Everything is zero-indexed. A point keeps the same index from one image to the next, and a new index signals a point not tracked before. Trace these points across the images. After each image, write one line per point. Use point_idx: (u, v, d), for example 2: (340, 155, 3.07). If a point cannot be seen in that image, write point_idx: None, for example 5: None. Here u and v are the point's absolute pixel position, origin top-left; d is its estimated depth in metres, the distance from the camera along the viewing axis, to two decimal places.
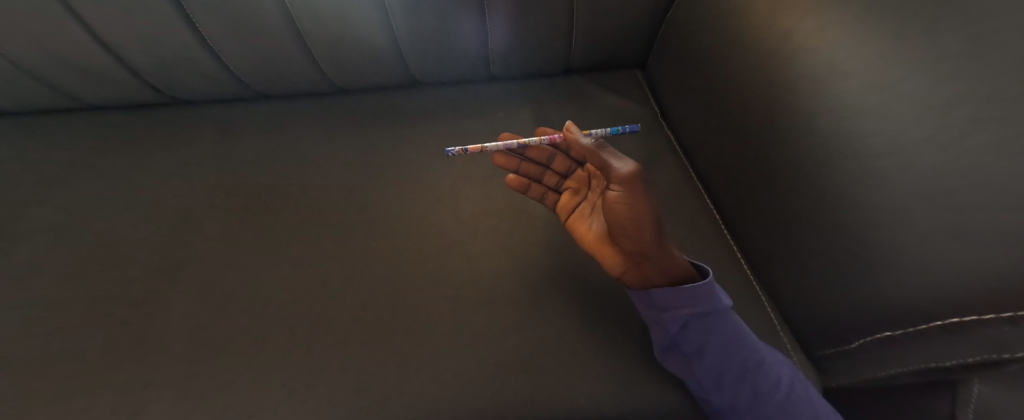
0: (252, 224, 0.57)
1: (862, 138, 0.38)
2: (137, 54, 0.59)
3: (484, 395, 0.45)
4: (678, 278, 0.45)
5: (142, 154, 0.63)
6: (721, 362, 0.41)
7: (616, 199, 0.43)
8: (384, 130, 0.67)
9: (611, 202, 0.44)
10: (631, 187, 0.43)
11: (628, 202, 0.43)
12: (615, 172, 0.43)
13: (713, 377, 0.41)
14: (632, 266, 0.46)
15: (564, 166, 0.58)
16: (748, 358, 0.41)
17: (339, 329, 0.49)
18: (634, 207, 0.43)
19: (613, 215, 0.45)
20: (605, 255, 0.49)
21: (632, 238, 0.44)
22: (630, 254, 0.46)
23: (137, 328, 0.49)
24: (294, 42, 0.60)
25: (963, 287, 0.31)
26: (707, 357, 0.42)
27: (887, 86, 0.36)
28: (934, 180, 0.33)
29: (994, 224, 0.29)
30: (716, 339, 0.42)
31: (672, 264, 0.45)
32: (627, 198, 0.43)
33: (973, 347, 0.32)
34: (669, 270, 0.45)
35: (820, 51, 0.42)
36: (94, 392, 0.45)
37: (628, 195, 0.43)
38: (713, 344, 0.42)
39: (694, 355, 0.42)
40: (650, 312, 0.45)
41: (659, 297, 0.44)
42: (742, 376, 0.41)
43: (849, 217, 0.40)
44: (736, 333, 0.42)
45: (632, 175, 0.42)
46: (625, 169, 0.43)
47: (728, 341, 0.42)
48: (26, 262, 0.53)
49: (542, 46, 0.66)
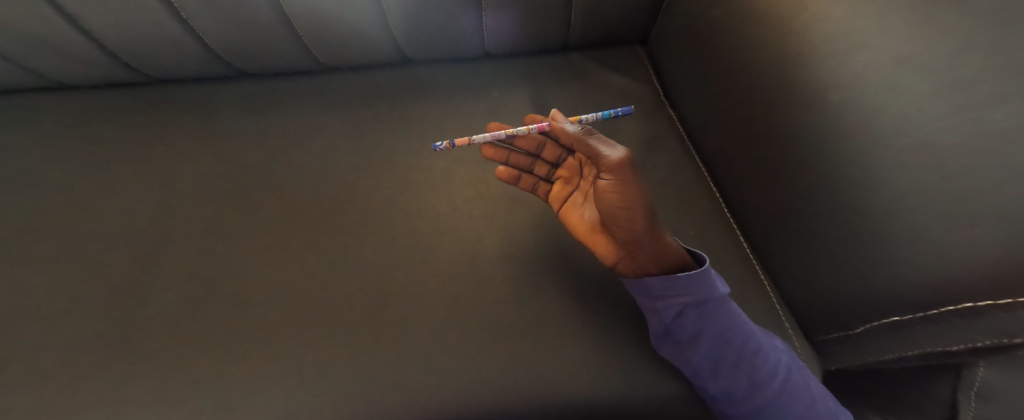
0: (232, 212, 0.55)
1: (877, 115, 0.36)
2: (101, 30, 0.55)
3: (476, 386, 0.44)
4: (673, 266, 0.44)
5: (111, 138, 0.60)
6: (717, 349, 0.40)
7: (605, 188, 0.42)
8: (373, 112, 0.64)
9: (601, 191, 0.43)
10: (621, 175, 0.40)
11: (619, 191, 0.41)
12: (603, 159, 0.41)
13: (708, 364, 0.41)
14: (625, 255, 0.45)
15: (554, 154, 0.56)
16: (744, 345, 0.40)
17: (329, 320, 0.47)
18: (626, 196, 0.41)
19: (604, 203, 0.43)
20: (598, 244, 0.48)
21: (624, 227, 0.43)
22: (623, 243, 0.44)
23: (109, 323, 0.47)
24: (278, 19, 0.57)
25: (980, 273, 0.30)
26: (703, 345, 0.40)
27: (911, 60, 0.34)
28: (951, 159, 0.31)
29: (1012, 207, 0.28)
30: (712, 327, 0.41)
31: (666, 253, 0.43)
32: (617, 187, 0.41)
33: (983, 330, 0.31)
34: (663, 259, 0.43)
35: (841, 20, 0.39)
36: (61, 389, 0.43)
37: (617, 183, 0.41)
38: (708, 332, 0.41)
39: (689, 342, 0.41)
40: (644, 300, 0.44)
41: (653, 286, 0.42)
42: (737, 364, 0.40)
43: (858, 200, 0.38)
44: (733, 321, 0.41)
45: (621, 163, 0.40)
46: (615, 156, 0.41)
47: (724, 329, 0.40)
48: None
49: (537, 20, 0.63)
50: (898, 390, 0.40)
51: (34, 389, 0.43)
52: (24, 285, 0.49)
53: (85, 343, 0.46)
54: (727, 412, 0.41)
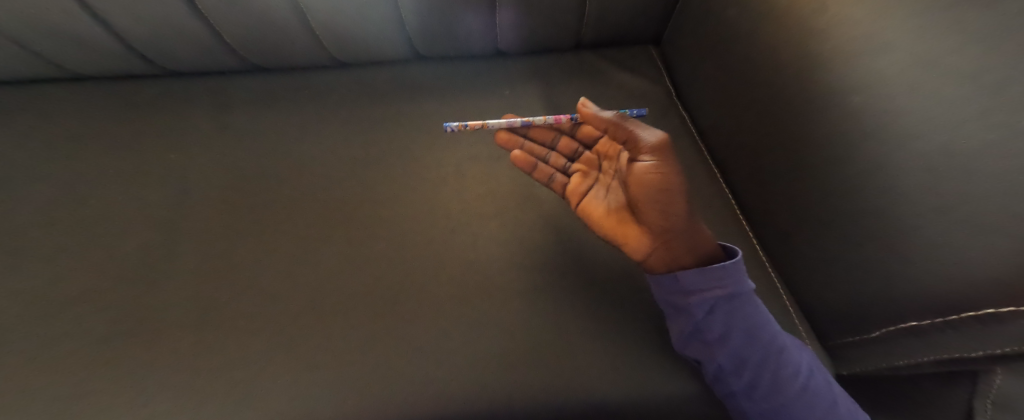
0: (245, 205, 0.55)
1: (899, 116, 0.36)
2: (120, 22, 0.56)
3: (485, 383, 0.44)
4: (705, 257, 0.44)
5: (126, 129, 0.60)
6: (746, 345, 0.40)
7: (646, 170, 0.42)
8: (384, 108, 0.64)
9: (640, 174, 0.43)
10: (663, 155, 0.42)
11: (660, 172, 0.42)
12: (644, 141, 0.43)
13: (735, 361, 0.40)
14: (659, 246, 0.44)
15: (569, 148, 0.57)
16: (772, 342, 0.40)
17: (340, 315, 0.48)
18: (667, 178, 0.42)
19: (642, 188, 0.43)
20: (629, 236, 0.46)
21: (662, 212, 0.43)
22: (659, 232, 0.44)
23: (123, 312, 0.47)
24: (293, 15, 0.57)
25: (998, 279, 0.29)
26: (733, 340, 0.40)
27: (928, 60, 0.34)
28: (972, 163, 0.31)
29: None
30: (742, 323, 0.41)
31: (701, 243, 0.44)
32: (659, 168, 0.42)
33: (1000, 336, 0.30)
34: (697, 249, 0.44)
35: (861, 20, 0.38)
36: (75, 376, 0.44)
37: (659, 164, 0.42)
38: (738, 327, 0.41)
39: (718, 339, 0.41)
40: (673, 296, 0.43)
41: (686, 280, 0.42)
42: (764, 361, 0.39)
43: (877, 203, 0.38)
44: (761, 317, 0.41)
45: (663, 143, 0.42)
46: (655, 138, 0.43)
47: (754, 325, 0.41)
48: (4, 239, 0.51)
49: (550, 19, 0.63)
50: (914, 396, 0.39)
51: (48, 376, 0.43)
52: (40, 273, 0.49)
53: (98, 332, 0.46)
54: (745, 412, 0.40)
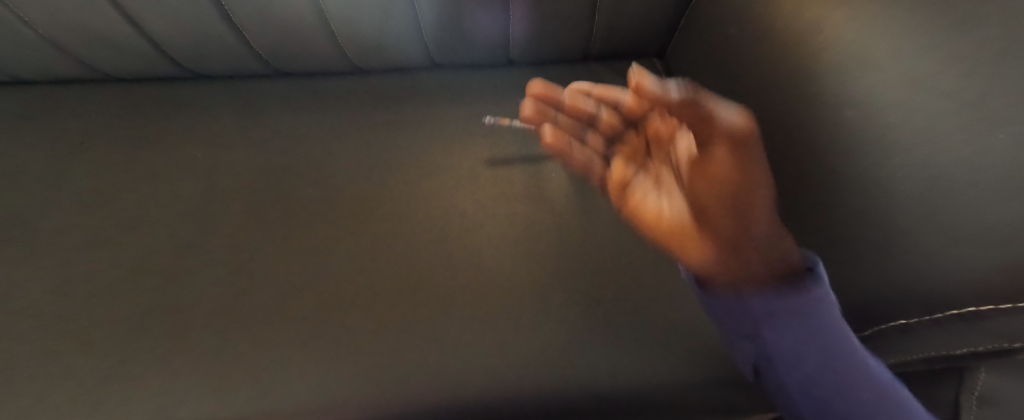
0: (268, 201, 0.57)
1: (890, 130, 0.38)
2: (154, 28, 0.58)
3: (501, 375, 0.46)
4: (781, 258, 0.38)
5: (153, 128, 0.63)
6: (807, 345, 0.38)
7: (716, 163, 0.31)
8: (401, 112, 0.66)
9: (708, 169, 0.32)
10: (743, 140, 0.30)
11: (739, 164, 0.31)
12: (718, 124, 0.29)
13: (791, 356, 0.39)
14: (726, 247, 0.38)
15: (610, 126, 0.48)
16: (844, 348, 0.37)
17: (360, 307, 0.50)
18: (744, 172, 0.32)
19: (707, 183, 0.33)
20: (687, 239, 0.38)
21: (733, 210, 0.35)
22: (727, 233, 0.37)
23: (152, 302, 0.49)
24: (319, 24, 0.60)
25: (975, 277, 0.32)
26: (789, 337, 0.38)
27: (910, 82, 0.37)
28: (953, 173, 0.33)
29: (1002, 219, 0.30)
30: (808, 324, 0.38)
31: (777, 243, 0.38)
32: (737, 158, 0.31)
33: (980, 334, 0.32)
34: (772, 248, 0.38)
35: (854, 44, 0.42)
36: (104, 363, 0.45)
37: (737, 153, 0.31)
38: (801, 327, 0.38)
39: (773, 336, 0.39)
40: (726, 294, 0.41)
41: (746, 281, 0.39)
42: (828, 364, 0.37)
43: (872, 209, 0.40)
44: (837, 324, 0.37)
45: (745, 124, 0.29)
46: (735, 119, 0.29)
47: (823, 329, 0.37)
48: (37, 230, 0.53)
49: (562, 31, 0.66)
50: (925, 387, 0.41)
51: (78, 362, 0.45)
52: (69, 263, 0.51)
53: (128, 321, 0.48)
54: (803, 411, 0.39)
